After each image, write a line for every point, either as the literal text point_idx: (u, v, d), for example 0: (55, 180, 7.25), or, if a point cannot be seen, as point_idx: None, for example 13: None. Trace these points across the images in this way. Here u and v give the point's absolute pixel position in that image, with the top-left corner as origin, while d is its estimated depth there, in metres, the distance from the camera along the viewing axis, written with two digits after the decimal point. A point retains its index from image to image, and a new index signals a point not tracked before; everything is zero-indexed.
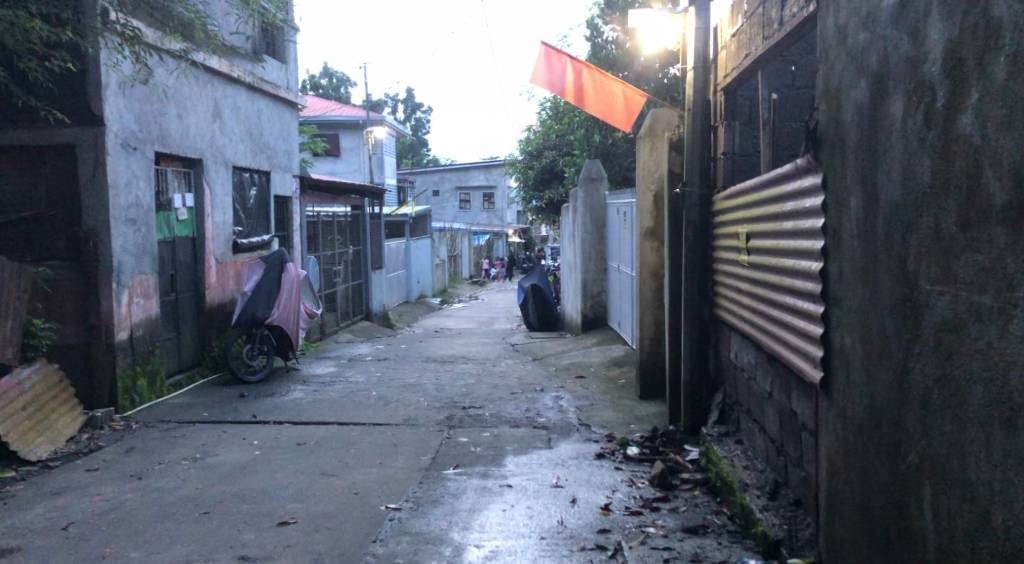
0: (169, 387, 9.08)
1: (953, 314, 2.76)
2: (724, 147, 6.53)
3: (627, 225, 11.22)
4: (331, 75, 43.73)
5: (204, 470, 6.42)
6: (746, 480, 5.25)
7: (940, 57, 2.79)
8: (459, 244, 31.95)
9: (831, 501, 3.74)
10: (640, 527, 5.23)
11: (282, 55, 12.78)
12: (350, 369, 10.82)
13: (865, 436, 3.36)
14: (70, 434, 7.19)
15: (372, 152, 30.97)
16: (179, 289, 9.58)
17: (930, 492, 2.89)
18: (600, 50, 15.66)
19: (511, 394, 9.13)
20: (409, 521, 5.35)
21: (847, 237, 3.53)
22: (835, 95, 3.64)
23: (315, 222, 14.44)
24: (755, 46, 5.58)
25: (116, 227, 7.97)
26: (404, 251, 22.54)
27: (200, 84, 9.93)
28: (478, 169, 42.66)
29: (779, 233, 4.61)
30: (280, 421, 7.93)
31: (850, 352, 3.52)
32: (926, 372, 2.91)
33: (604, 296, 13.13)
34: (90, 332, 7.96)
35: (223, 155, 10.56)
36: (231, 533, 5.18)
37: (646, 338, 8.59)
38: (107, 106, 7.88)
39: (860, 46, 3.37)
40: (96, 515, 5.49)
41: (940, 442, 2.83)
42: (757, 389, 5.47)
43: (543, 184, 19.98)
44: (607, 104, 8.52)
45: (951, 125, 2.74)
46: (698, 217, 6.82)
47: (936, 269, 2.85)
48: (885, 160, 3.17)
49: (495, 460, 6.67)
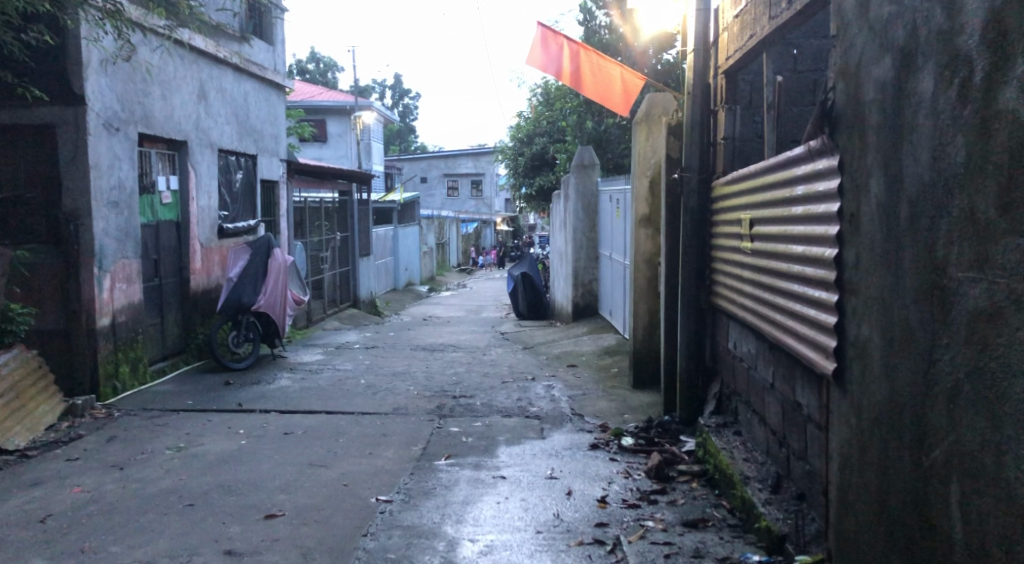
0: (152, 374, 8.86)
1: (989, 302, 2.63)
2: (724, 131, 6.35)
3: (619, 213, 11.04)
4: (318, 60, 43.21)
5: (189, 461, 6.23)
6: (747, 473, 5.10)
7: (979, 28, 2.64)
8: (446, 231, 31.69)
9: (843, 497, 3.61)
10: (638, 520, 5.07)
11: (268, 36, 12.53)
12: (338, 357, 10.63)
13: (883, 430, 3.22)
14: (50, 422, 6.97)
15: (360, 138, 30.67)
16: (163, 274, 9.36)
17: (959, 490, 2.76)
18: (593, 35, 15.41)
19: (502, 383, 8.96)
20: (401, 514, 5.17)
21: (866, 222, 3.36)
22: (853, 74, 3.48)
23: (302, 208, 14.19)
24: (759, 26, 5.39)
25: (97, 210, 7.74)
26: (391, 239, 22.26)
27: (184, 63, 9.68)
28: (466, 157, 42.40)
29: (787, 220, 4.43)
30: (266, 410, 7.74)
31: (867, 343, 3.37)
32: (956, 364, 2.78)
33: (595, 284, 12.97)
34: (70, 318, 7.73)
35: (209, 137, 10.33)
36: (217, 526, 4.99)
37: (641, 326, 8.43)
38: (89, 85, 7.64)
39: (884, 19, 3.21)
40: (74, 508, 5.28)
41: (971, 439, 2.70)
42: (758, 379, 5.31)
43: (533, 172, 19.73)
44: (604, 88, 8.31)
45: (991, 100, 2.60)
46: (697, 203, 6.64)
47: (969, 254, 2.71)
48: (913, 140, 3.02)
49: (487, 451, 6.50)
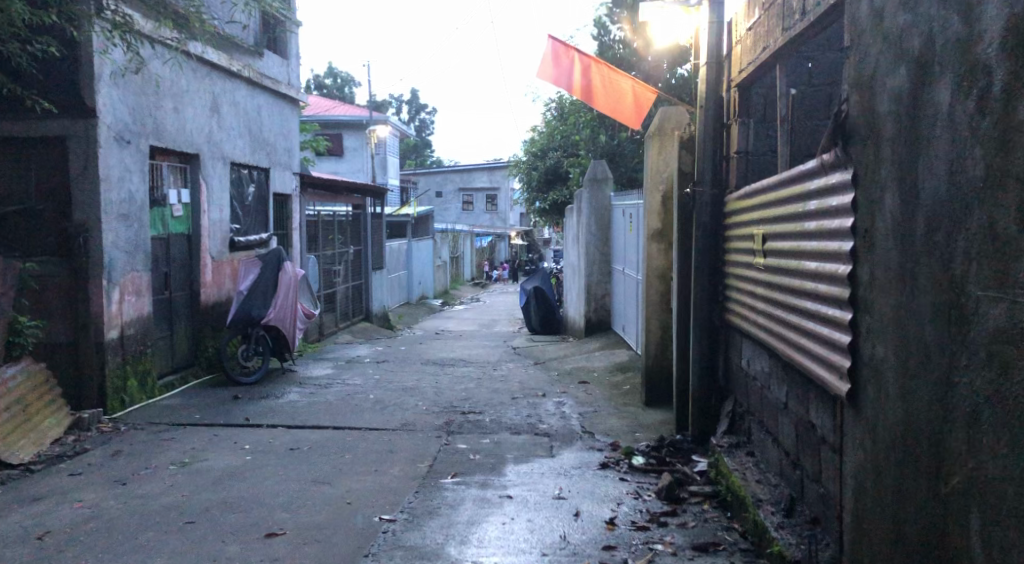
0: (161, 388, 8.80)
1: (1009, 323, 2.52)
2: (737, 145, 6.25)
3: (632, 227, 10.93)
4: (335, 75, 43.40)
5: (192, 477, 6.15)
6: (759, 495, 4.97)
7: (999, 36, 2.55)
8: (461, 244, 31.67)
9: (857, 523, 3.48)
10: (647, 544, 4.94)
11: (282, 51, 12.53)
12: (348, 371, 10.54)
13: (899, 455, 3.10)
14: (56, 436, 6.91)
15: (375, 152, 30.69)
16: (173, 287, 9.31)
17: (979, 521, 2.64)
18: (607, 50, 15.39)
19: (512, 399, 8.85)
20: (405, 534, 5.07)
21: (881, 238, 3.25)
22: (868, 85, 3.37)
23: (315, 222, 14.15)
24: (772, 38, 5.28)
25: (107, 223, 7.70)
26: (405, 253, 22.23)
27: (197, 76, 9.66)
28: (481, 171, 42.44)
29: (801, 235, 4.31)
30: (273, 425, 7.66)
31: (882, 363, 3.25)
32: (974, 388, 2.66)
33: (607, 299, 12.85)
34: (78, 331, 7.68)
35: (221, 150, 10.30)
36: (216, 545, 4.89)
37: (653, 342, 8.30)
38: (100, 97, 7.61)
39: (899, 29, 3.11)
40: (74, 524, 5.20)
41: (993, 467, 2.58)
42: (771, 398, 5.18)
43: (547, 186, 19.68)
44: (615, 102, 8.22)
45: (1010, 111, 2.50)
46: (709, 218, 6.52)
47: (988, 272, 2.60)
48: (929, 153, 2.91)
49: (495, 469, 6.38)
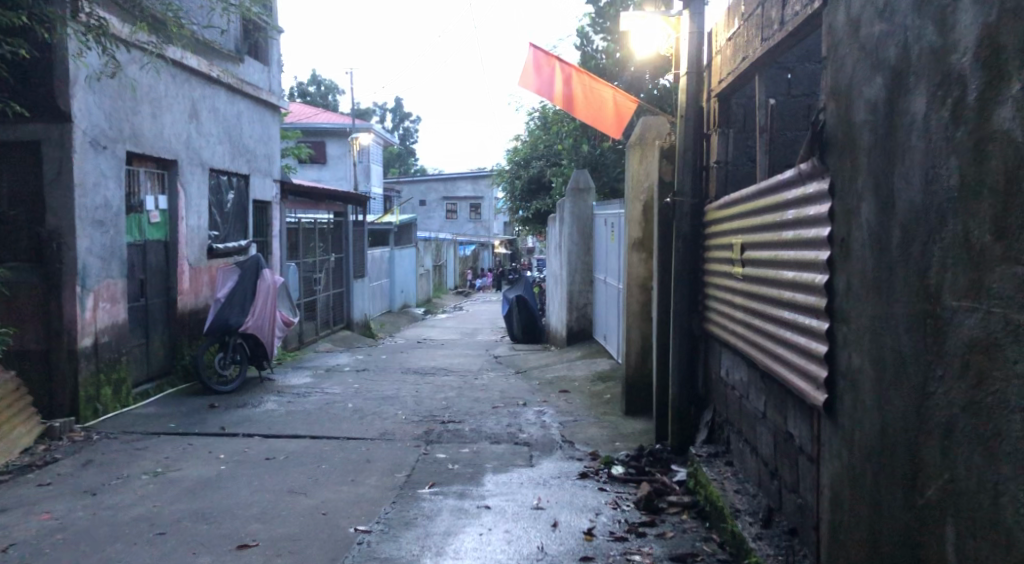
0: (136, 397, 8.69)
1: (984, 333, 2.49)
2: (717, 155, 6.22)
3: (613, 236, 10.94)
4: (319, 82, 43.32)
5: (165, 487, 6.07)
6: (737, 506, 4.93)
7: (972, 46, 2.54)
8: (444, 253, 31.61)
9: (834, 534, 3.46)
10: (625, 555, 4.90)
11: (263, 57, 12.47)
12: (328, 380, 10.47)
13: (876, 466, 3.07)
14: (26, 445, 6.82)
15: (358, 160, 30.62)
16: (150, 294, 9.22)
17: (954, 532, 2.61)
18: (590, 60, 15.39)
19: (492, 408, 8.79)
20: (379, 545, 5.01)
21: (857, 247, 3.23)
22: (844, 94, 3.36)
23: (296, 230, 14.07)
24: (752, 48, 5.28)
25: (81, 230, 7.61)
26: (387, 260, 22.15)
27: (175, 82, 9.59)
28: (464, 180, 42.43)
29: (779, 244, 4.29)
30: (250, 434, 7.57)
31: (859, 374, 3.22)
32: (950, 399, 2.64)
33: (589, 308, 12.81)
34: (51, 339, 7.58)
35: (200, 156, 10.22)
36: (186, 557, 4.82)
37: (633, 352, 8.28)
38: (75, 102, 7.53)
39: (875, 38, 3.10)
40: (41, 536, 5.12)
41: (968, 478, 2.55)
42: (750, 408, 5.15)
43: (530, 195, 19.67)
44: (597, 111, 8.19)
45: (984, 120, 2.49)
46: (689, 227, 6.50)
47: (962, 282, 2.58)
48: (905, 162, 2.89)
49: (473, 479, 6.33)
